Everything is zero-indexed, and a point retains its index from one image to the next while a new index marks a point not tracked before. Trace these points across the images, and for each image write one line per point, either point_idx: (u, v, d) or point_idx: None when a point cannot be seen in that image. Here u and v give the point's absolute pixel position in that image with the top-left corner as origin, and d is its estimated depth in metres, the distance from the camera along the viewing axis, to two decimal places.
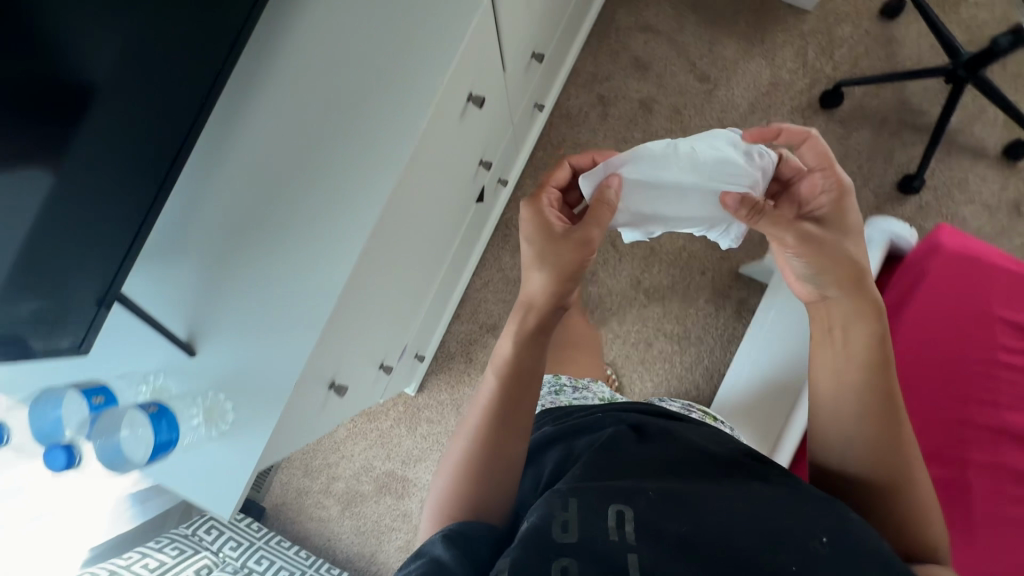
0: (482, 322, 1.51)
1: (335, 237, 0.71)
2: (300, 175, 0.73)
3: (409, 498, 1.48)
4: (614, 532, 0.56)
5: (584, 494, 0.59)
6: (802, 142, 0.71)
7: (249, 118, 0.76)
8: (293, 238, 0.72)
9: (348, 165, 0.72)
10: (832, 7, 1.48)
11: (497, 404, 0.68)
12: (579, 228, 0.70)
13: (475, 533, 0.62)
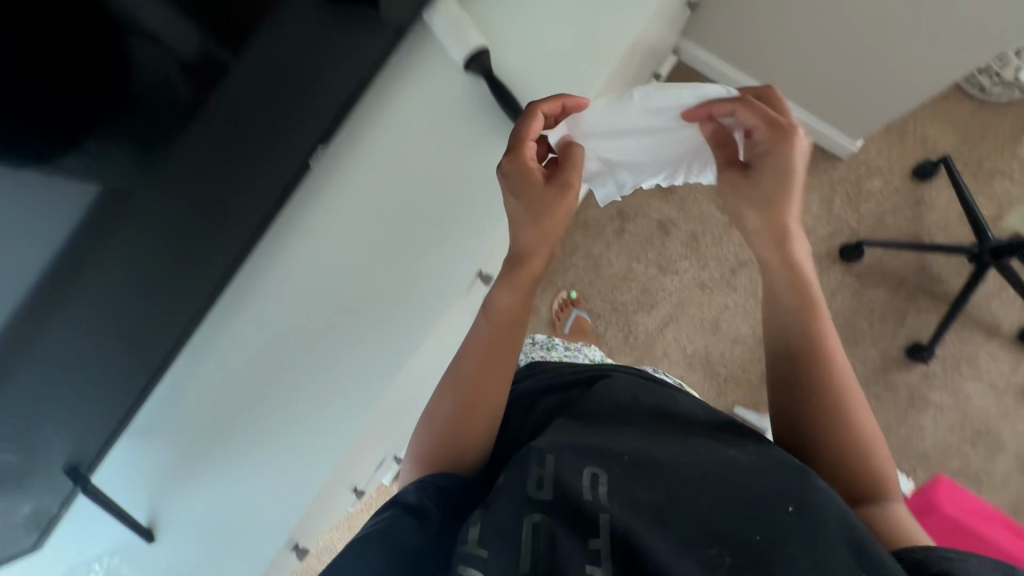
0: None
1: (311, 450, 0.72)
2: (275, 389, 0.74)
3: None
4: (586, 478, 0.49)
5: (559, 448, 0.52)
6: (736, 108, 0.62)
7: (245, 319, 0.77)
8: (274, 435, 0.73)
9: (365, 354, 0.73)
10: (865, 158, 1.45)
11: (482, 354, 0.61)
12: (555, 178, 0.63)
13: (451, 492, 0.56)
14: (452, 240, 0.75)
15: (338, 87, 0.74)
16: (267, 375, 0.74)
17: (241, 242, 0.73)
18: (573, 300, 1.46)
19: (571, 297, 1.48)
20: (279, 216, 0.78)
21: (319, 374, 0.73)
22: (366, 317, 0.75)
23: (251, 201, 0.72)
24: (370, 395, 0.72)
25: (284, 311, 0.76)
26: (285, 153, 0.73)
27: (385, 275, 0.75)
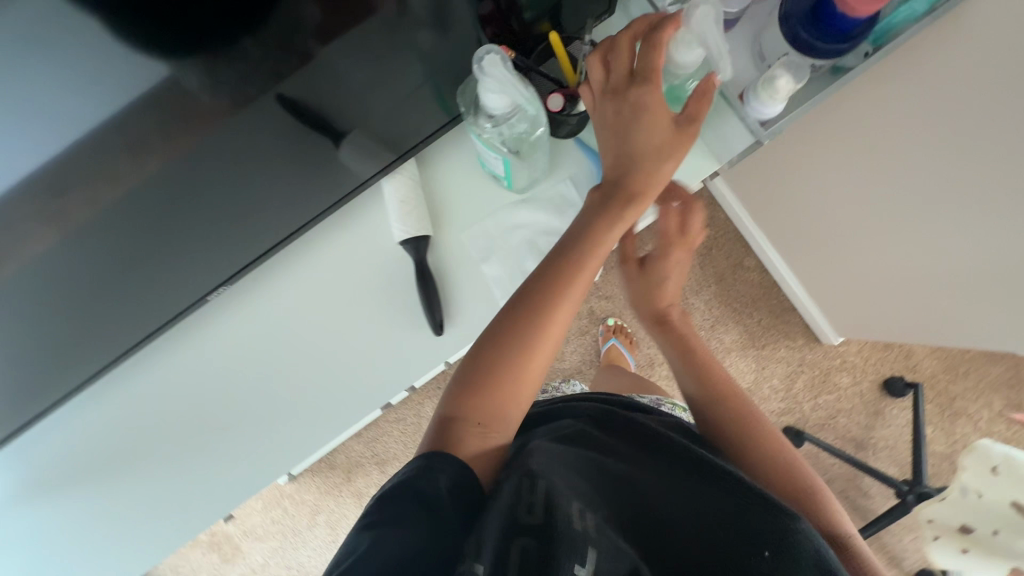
0: (375, 452, 1.52)
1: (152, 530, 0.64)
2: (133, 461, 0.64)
3: (233, 564, 1.54)
4: (579, 519, 0.38)
5: (550, 477, 0.41)
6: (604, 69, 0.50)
7: (100, 417, 0.66)
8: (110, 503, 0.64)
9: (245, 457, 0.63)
10: (842, 352, 1.41)
11: (516, 338, 0.49)
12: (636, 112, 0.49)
13: (454, 479, 0.42)
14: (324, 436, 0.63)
15: (261, 229, 0.59)
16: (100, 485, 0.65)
17: (113, 352, 0.62)
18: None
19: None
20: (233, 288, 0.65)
21: (153, 510, 0.65)
22: (205, 484, 0.64)
23: (136, 319, 0.60)
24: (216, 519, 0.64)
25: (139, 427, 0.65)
26: (187, 278, 0.59)
27: (246, 441, 0.64)
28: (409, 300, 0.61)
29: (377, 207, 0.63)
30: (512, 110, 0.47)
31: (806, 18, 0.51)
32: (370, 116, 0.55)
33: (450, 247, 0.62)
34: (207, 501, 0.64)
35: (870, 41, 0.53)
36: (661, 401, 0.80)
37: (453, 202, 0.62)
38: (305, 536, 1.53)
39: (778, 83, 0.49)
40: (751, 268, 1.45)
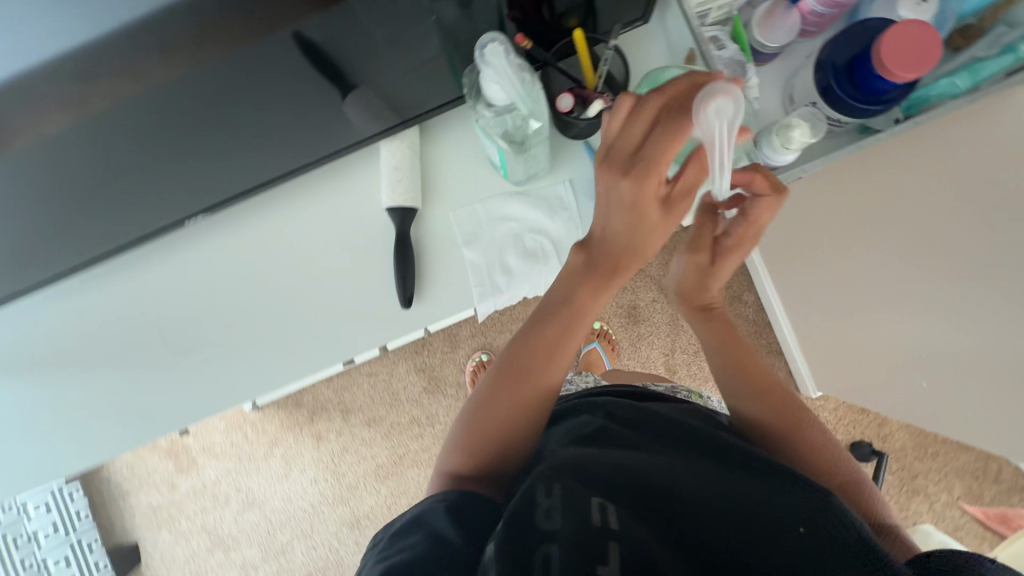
0: (342, 401, 1.55)
1: (111, 420, 0.66)
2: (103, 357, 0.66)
3: (186, 475, 1.58)
4: (597, 517, 0.43)
5: (565, 478, 0.46)
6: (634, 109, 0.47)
7: (76, 311, 0.68)
8: (73, 389, 0.66)
9: (207, 372, 0.64)
10: (817, 406, 1.41)
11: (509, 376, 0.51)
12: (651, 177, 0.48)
13: (477, 505, 0.47)
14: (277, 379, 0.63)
15: (253, 165, 0.59)
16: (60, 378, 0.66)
17: (95, 250, 0.64)
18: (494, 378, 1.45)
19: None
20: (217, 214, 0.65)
21: (108, 415, 0.66)
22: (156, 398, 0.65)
23: (119, 225, 0.61)
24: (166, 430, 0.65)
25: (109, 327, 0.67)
26: (173, 196, 0.59)
27: (205, 365, 0.64)
28: (384, 266, 0.60)
29: (372, 168, 0.62)
30: (504, 108, 0.47)
31: (839, 73, 0.50)
32: (382, 77, 0.54)
33: (436, 224, 0.61)
34: (154, 414, 0.65)
35: (902, 107, 0.51)
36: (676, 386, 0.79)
37: (448, 179, 0.61)
38: (259, 465, 1.57)
39: (793, 133, 0.48)
40: (748, 303, 1.43)
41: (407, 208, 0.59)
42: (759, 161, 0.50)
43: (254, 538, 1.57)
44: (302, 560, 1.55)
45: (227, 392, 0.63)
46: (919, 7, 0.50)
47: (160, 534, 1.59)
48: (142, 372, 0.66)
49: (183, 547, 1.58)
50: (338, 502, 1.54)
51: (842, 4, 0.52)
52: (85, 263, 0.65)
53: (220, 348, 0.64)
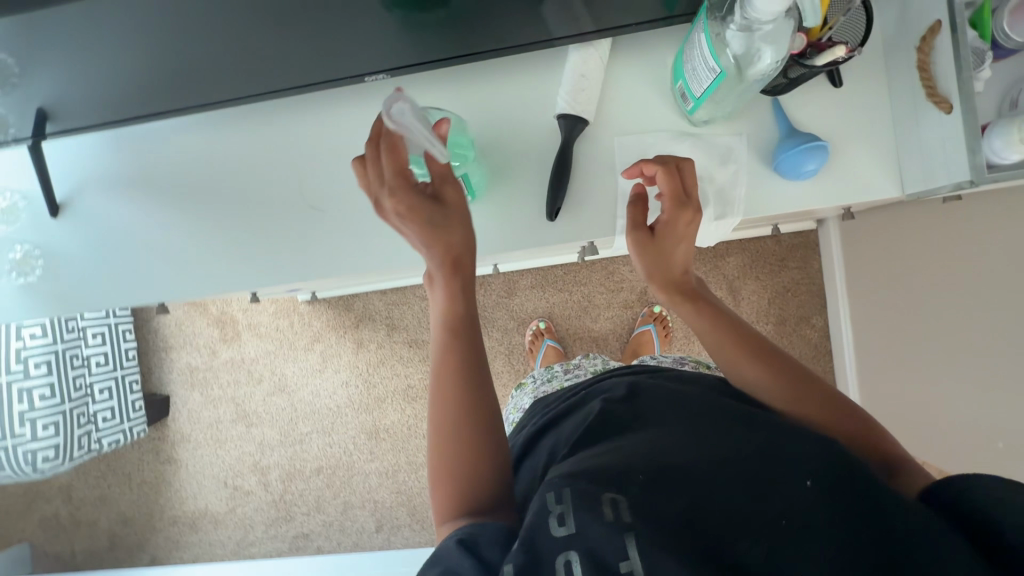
0: (391, 315, 1.58)
1: (249, 251, 0.68)
2: (250, 190, 0.68)
3: (227, 345, 1.64)
4: (610, 511, 0.39)
5: (575, 478, 0.42)
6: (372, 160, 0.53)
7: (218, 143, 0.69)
8: (218, 213, 0.69)
9: (345, 229, 0.66)
10: None
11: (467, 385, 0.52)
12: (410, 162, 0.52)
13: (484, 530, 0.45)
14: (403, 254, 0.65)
15: (441, 39, 0.58)
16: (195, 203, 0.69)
17: (261, 89, 0.64)
18: (542, 333, 1.46)
19: (542, 328, 1.47)
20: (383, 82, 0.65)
21: (227, 250, 0.68)
22: (280, 244, 0.67)
23: (296, 67, 0.61)
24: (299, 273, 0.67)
25: (247, 167, 0.68)
26: (358, 49, 0.59)
27: (333, 225, 0.66)
28: (538, 173, 0.60)
29: (548, 74, 0.61)
30: (792, 5, 0.42)
31: None
32: None
33: (599, 145, 0.60)
34: (275, 259, 0.67)
35: None
36: (686, 361, 0.87)
37: (623, 104, 0.60)
38: (298, 355, 1.62)
39: None
40: (815, 327, 1.40)
41: (580, 119, 0.57)
42: (982, 152, 0.47)
43: (276, 421, 1.63)
44: (315, 452, 1.61)
45: (364, 251, 0.65)
46: None
47: (191, 394, 1.66)
48: (282, 213, 0.67)
49: (209, 411, 1.66)
50: (362, 409, 1.59)
51: None
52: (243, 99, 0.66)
53: (362, 209, 0.65)
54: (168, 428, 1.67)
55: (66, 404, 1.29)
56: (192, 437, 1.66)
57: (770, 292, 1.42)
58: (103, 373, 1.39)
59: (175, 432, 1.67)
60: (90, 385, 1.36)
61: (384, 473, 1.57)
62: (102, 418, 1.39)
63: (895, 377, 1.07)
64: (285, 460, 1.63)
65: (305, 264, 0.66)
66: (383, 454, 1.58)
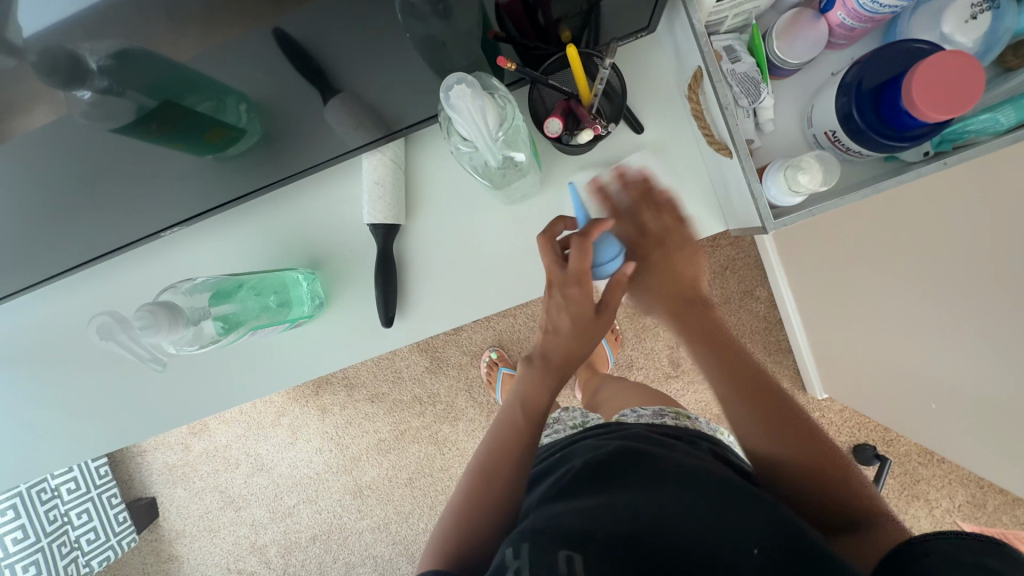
0: (347, 373, 1.57)
1: (87, 423, 0.62)
2: (72, 357, 0.62)
3: (198, 437, 1.65)
4: (563, 565, 0.37)
5: (534, 535, 0.40)
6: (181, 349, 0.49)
7: (33, 318, 0.64)
8: (46, 388, 0.63)
9: (179, 381, 0.60)
10: (823, 406, 1.25)
11: (496, 443, 0.56)
12: (184, 338, 0.48)
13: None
14: (251, 392, 0.60)
15: (232, 173, 0.56)
16: (15, 383, 0.63)
17: (58, 266, 0.60)
18: (495, 362, 1.45)
19: (495, 358, 1.45)
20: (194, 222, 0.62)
21: (61, 426, 0.62)
22: (118, 404, 0.61)
23: (83, 236, 0.58)
24: (147, 433, 0.61)
25: (71, 335, 0.63)
26: (148, 204, 0.57)
27: (167, 379, 0.60)
28: (364, 282, 0.58)
29: (354, 177, 0.60)
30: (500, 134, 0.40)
31: (864, 99, 0.44)
32: (366, 82, 0.51)
33: (420, 240, 0.58)
34: (114, 423, 0.62)
35: (933, 141, 0.46)
36: (664, 411, 0.74)
37: (434, 194, 0.58)
38: (268, 431, 1.63)
39: (801, 177, 0.43)
40: (760, 299, 1.24)
41: (391, 225, 0.56)
42: (765, 197, 0.45)
43: (262, 499, 1.64)
44: (306, 522, 1.62)
45: (206, 398, 0.60)
46: (966, 25, 0.44)
47: (176, 490, 1.67)
48: (113, 373, 0.62)
49: (196, 503, 1.66)
50: (341, 471, 1.59)
51: (877, 18, 0.46)
52: (44, 281, 0.61)
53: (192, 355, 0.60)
54: (162, 528, 1.68)
55: (43, 540, 1.23)
56: (186, 532, 1.67)
57: (709, 273, 1.25)
58: (77, 498, 1.32)
59: (169, 530, 1.68)
60: (66, 513, 1.29)
61: (376, 527, 1.57)
62: (86, 540, 1.33)
63: (831, 346, 1.05)
64: (279, 535, 1.64)
65: (152, 421, 0.61)
66: (372, 510, 1.58)
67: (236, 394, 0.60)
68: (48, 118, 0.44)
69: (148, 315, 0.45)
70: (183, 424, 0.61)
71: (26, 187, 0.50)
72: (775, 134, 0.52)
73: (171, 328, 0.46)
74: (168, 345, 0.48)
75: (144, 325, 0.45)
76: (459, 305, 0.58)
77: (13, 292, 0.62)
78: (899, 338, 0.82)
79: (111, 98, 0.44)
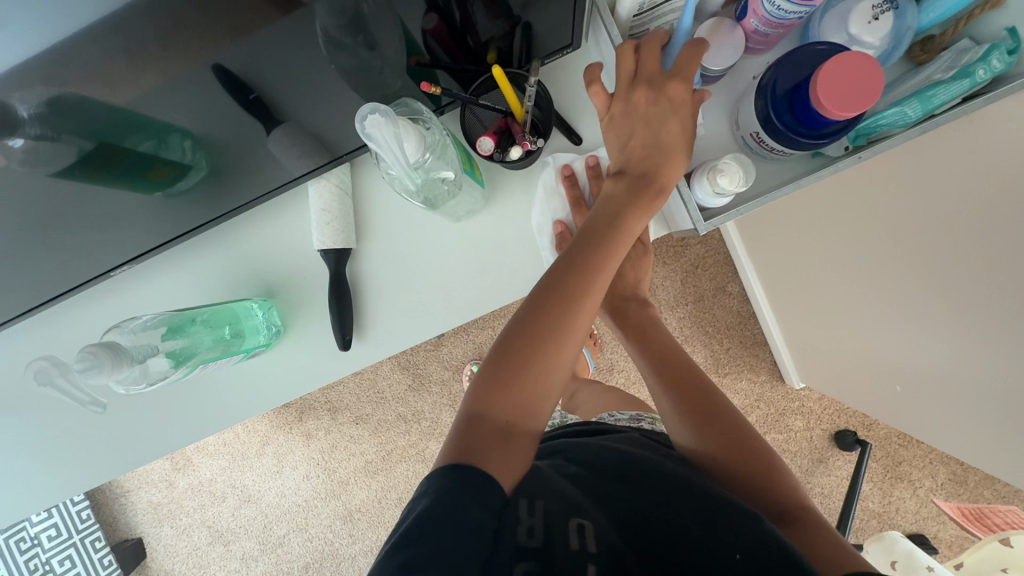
0: (330, 396, 1.56)
1: (51, 467, 0.61)
2: (30, 403, 0.62)
3: (182, 473, 1.62)
4: (573, 538, 0.40)
5: (545, 494, 0.43)
6: (130, 386, 0.49)
7: None
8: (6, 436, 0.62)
9: (141, 418, 0.60)
10: (802, 396, 1.27)
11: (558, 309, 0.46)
12: (132, 375, 0.48)
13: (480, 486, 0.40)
14: (213, 422, 0.60)
15: (182, 208, 0.57)
16: None
17: (12, 311, 0.59)
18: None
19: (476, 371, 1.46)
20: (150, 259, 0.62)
21: (25, 473, 0.62)
22: (77, 446, 0.61)
23: (33, 282, 0.57)
24: (114, 473, 0.61)
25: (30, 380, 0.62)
26: (97, 245, 0.57)
27: (130, 418, 0.60)
28: (320, 306, 0.59)
29: (306, 204, 0.60)
30: (417, 162, 0.42)
31: (779, 102, 0.46)
32: (307, 112, 0.52)
33: (374, 261, 0.59)
34: (77, 466, 0.61)
35: (849, 136, 0.48)
36: (641, 416, 0.74)
37: (384, 216, 0.59)
38: (253, 461, 1.61)
39: (722, 179, 0.45)
40: (732, 295, 1.26)
41: (342, 250, 0.57)
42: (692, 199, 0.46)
43: (252, 531, 1.61)
44: (299, 551, 1.60)
45: (169, 434, 0.60)
46: (870, 26, 0.46)
47: (162, 528, 1.64)
48: (72, 416, 0.61)
49: (184, 540, 1.63)
50: (330, 496, 1.58)
51: (788, 24, 0.48)
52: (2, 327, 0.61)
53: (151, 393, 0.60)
54: (150, 568, 1.64)
55: None
56: (176, 570, 1.64)
57: (680, 273, 1.26)
58: (58, 545, 1.28)
59: (158, 570, 1.64)
60: (47, 561, 1.26)
61: (370, 550, 1.56)
62: None
63: (801, 336, 1.07)
64: (271, 567, 1.61)
65: (116, 462, 0.61)
66: (364, 534, 1.56)
67: (199, 427, 0.60)
68: None
69: (88, 355, 0.45)
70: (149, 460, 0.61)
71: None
72: (705, 140, 0.53)
73: (115, 366, 0.46)
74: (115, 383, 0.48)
75: (85, 365, 0.45)
76: (415, 325, 0.58)
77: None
78: (861, 322, 0.84)
79: (45, 144, 0.44)
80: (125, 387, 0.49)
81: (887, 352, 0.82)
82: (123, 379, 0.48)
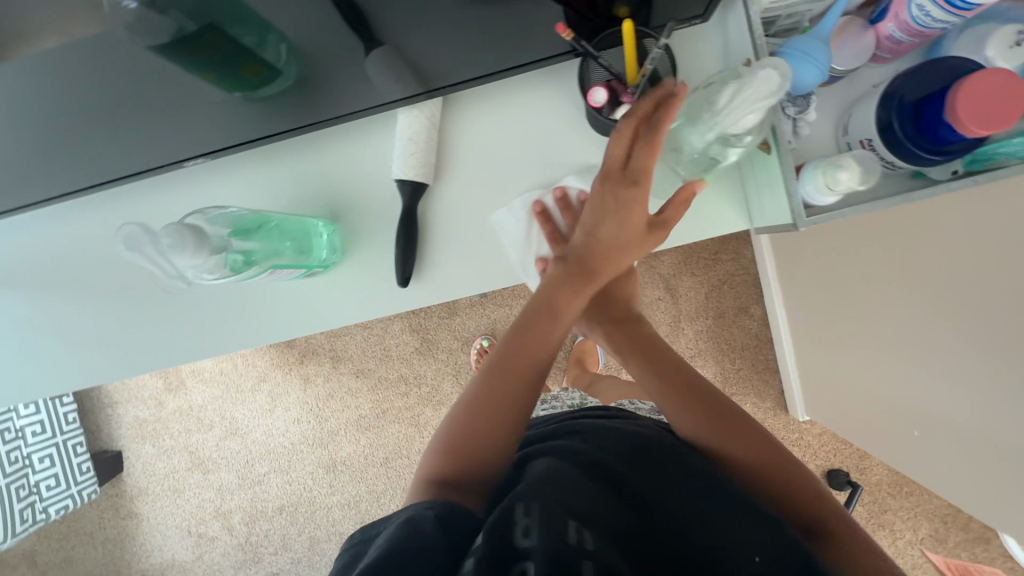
0: (334, 344, 1.55)
1: (84, 350, 0.61)
2: (76, 281, 0.61)
3: (173, 394, 1.61)
4: (573, 535, 0.35)
5: (543, 496, 0.38)
6: (198, 275, 0.48)
7: (40, 237, 0.62)
8: (46, 308, 0.61)
9: (184, 316, 0.59)
10: (803, 428, 1.27)
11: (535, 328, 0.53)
12: (204, 265, 0.47)
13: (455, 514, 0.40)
14: (253, 334, 0.59)
15: (264, 113, 0.55)
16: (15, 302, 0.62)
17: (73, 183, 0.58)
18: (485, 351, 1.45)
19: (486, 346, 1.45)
20: (217, 161, 0.61)
21: (58, 348, 0.61)
22: (115, 333, 0.60)
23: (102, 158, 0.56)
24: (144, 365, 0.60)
25: (78, 258, 0.61)
26: (173, 135, 0.55)
27: (172, 316, 0.59)
28: (383, 238, 0.58)
29: (384, 133, 0.59)
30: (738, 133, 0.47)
31: (905, 111, 0.45)
32: (416, 36, 0.51)
33: (443, 203, 0.58)
34: (111, 352, 0.60)
35: (964, 161, 0.46)
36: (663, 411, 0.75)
37: (462, 159, 0.58)
38: (247, 395, 1.60)
39: (840, 174, 0.45)
40: (754, 317, 1.26)
41: (418, 184, 0.56)
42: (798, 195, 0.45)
43: (232, 464, 1.61)
44: (275, 492, 1.59)
45: (208, 337, 0.59)
46: (1010, 51, 0.45)
47: (143, 446, 1.63)
48: (114, 303, 0.60)
49: (163, 462, 1.62)
50: (316, 444, 1.57)
51: (926, 34, 0.47)
52: (61, 197, 0.60)
53: (197, 294, 0.59)
54: (125, 482, 1.63)
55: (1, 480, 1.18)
56: (149, 489, 1.63)
57: (707, 286, 1.26)
58: (41, 442, 1.26)
59: (132, 485, 1.64)
60: (28, 456, 1.24)
61: (346, 504, 1.55)
62: (46, 486, 1.27)
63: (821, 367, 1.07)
64: (245, 503, 1.60)
65: (151, 355, 0.60)
66: (343, 486, 1.55)
67: (239, 335, 0.59)
68: (89, 28, 0.42)
69: (176, 234, 0.45)
70: (180, 360, 0.60)
71: (44, 98, 0.49)
72: (809, 139, 0.52)
73: (195, 251, 0.46)
74: (188, 267, 0.47)
75: (173, 241, 0.45)
76: (477, 275, 0.58)
77: (19, 207, 0.61)
78: (891, 363, 0.84)
79: (152, 14, 0.42)
80: (195, 275, 0.48)
81: (909, 398, 0.82)
82: (202, 266, 0.47)
